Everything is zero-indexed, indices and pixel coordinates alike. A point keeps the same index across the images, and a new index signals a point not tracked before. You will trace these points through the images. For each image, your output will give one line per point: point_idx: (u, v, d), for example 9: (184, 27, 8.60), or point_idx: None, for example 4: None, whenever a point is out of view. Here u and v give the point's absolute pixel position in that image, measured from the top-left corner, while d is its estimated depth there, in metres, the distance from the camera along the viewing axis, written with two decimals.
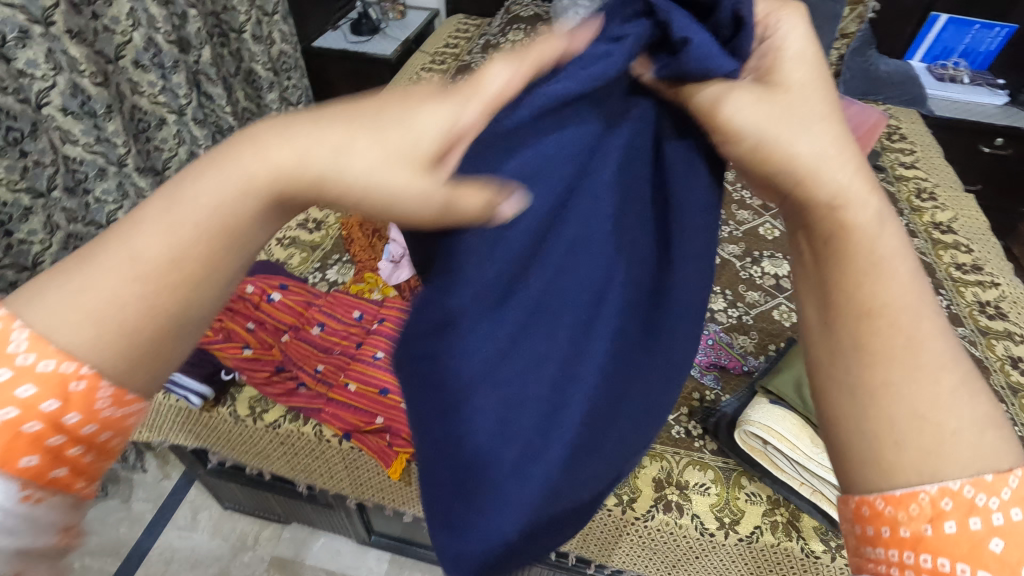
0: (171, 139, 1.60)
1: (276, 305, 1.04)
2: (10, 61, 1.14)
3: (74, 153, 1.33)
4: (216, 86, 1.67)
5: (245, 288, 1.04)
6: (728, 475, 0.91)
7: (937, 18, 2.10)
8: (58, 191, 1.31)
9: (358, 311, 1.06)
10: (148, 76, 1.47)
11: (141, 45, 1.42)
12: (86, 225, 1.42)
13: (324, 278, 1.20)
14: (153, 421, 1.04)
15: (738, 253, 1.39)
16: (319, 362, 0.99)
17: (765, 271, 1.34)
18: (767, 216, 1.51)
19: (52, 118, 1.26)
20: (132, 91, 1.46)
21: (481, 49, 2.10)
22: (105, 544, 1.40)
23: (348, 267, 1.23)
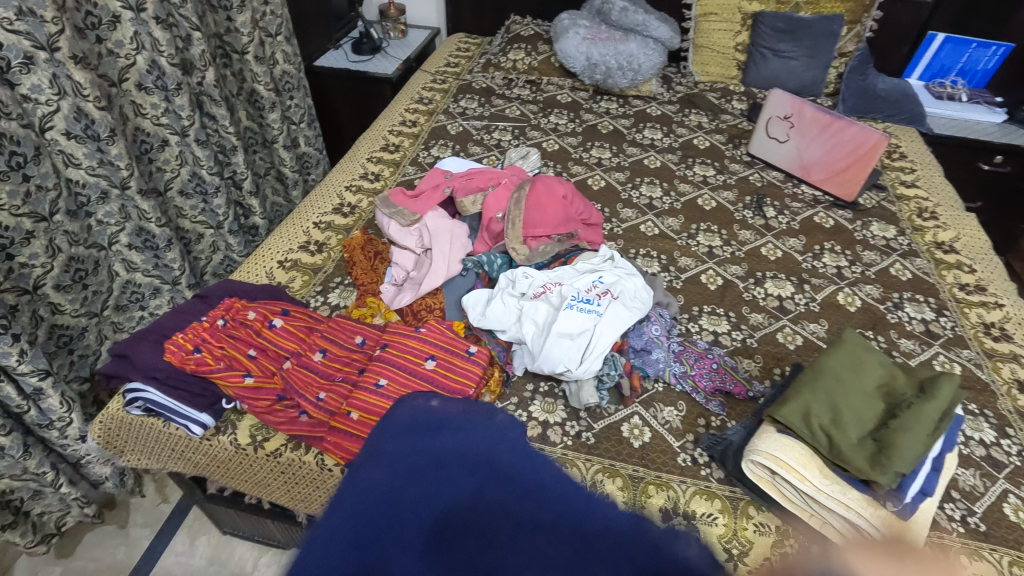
0: (173, 161, 1.59)
1: (278, 330, 1.03)
2: (15, 87, 1.16)
3: (77, 177, 1.33)
4: (219, 107, 1.67)
5: (246, 314, 1.03)
6: (736, 504, 0.90)
7: (934, 36, 2.13)
8: (61, 214, 1.31)
9: (359, 337, 1.06)
10: (151, 98, 1.47)
11: (144, 69, 1.43)
12: (87, 248, 1.41)
13: (326, 302, 1.19)
14: (153, 448, 1.02)
15: (741, 274, 1.39)
16: (320, 389, 0.98)
17: (768, 292, 1.34)
18: (769, 236, 1.51)
19: (55, 142, 1.26)
20: (136, 113, 1.47)
21: (481, 69, 2.12)
22: (102, 571, 1.38)
23: (349, 291, 1.22)
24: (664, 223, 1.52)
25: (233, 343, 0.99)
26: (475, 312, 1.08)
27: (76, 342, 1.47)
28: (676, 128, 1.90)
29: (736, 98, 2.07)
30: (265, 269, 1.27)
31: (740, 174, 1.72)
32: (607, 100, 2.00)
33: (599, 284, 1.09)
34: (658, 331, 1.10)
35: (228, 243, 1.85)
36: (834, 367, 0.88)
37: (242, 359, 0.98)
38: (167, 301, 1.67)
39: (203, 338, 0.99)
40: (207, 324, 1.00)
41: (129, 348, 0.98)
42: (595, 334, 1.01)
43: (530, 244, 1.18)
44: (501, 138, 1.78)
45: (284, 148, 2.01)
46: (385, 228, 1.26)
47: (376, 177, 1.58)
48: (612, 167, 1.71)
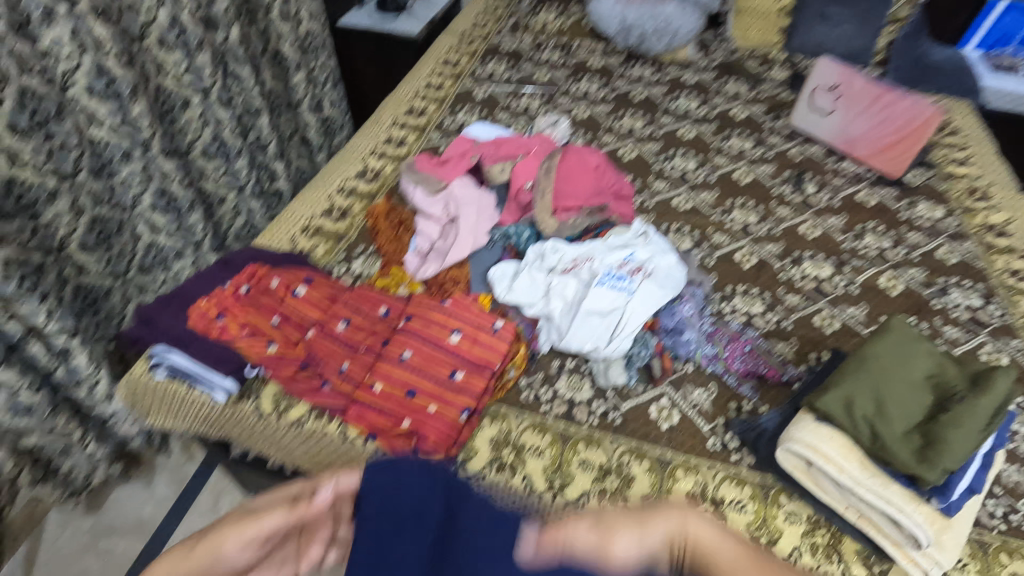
0: (195, 121, 1.56)
1: (302, 299, 1.01)
2: (35, 41, 1.14)
3: (99, 136, 1.31)
4: (243, 67, 1.62)
5: (270, 282, 1.02)
6: (766, 492, 0.87)
7: (997, 3, 1.98)
8: (84, 173, 1.30)
9: (383, 308, 1.04)
10: (173, 56, 1.44)
11: (165, 25, 1.39)
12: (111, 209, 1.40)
13: (349, 270, 1.17)
14: (178, 411, 1.02)
15: (777, 253, 1.34)
16: (344, 360, 0.97)
17: (806, 273, 1.29)
18: (808, 214, 1.44)
19: (77, 100, 1.24)
20: (157, 71, 1.44)
21: (510, 31, 2.04)
22: (131, 525, 1.42)
23: (373, 260, 1.19)
24: (697, 198, 1.46)
25: (257, 311, 0.98)
26: (503, 286, 1.06)
27: (102, 302, 1.48)
28: (713, 97, 1.81)
29: (777, 67, 1.96)
30: (287, 235, 1.25)
31: (779, 148, 1.63)
32: (640, 66, 1.91)
33: (631, 261, 1.05)
34: (690, 310, 1.06)
35: (250, 207, 1.83)
36: (880, 356, 0.83)
37: (266, 328, 0.96)
38: (190, 264, 1.66)
39: (227, 305, 0.97)
40: (231, 292, 0.99)
41: (153, 314, 0.97)
42: (626, 313, 0.97)
43: (559, 216, 1.14)
44: (529, 104, 1.71)
45: (308, 111, 1.97)
46: (409, 196, 1.21)
47: (401, 142, 1.53)
48: (644, 137, 1.64)
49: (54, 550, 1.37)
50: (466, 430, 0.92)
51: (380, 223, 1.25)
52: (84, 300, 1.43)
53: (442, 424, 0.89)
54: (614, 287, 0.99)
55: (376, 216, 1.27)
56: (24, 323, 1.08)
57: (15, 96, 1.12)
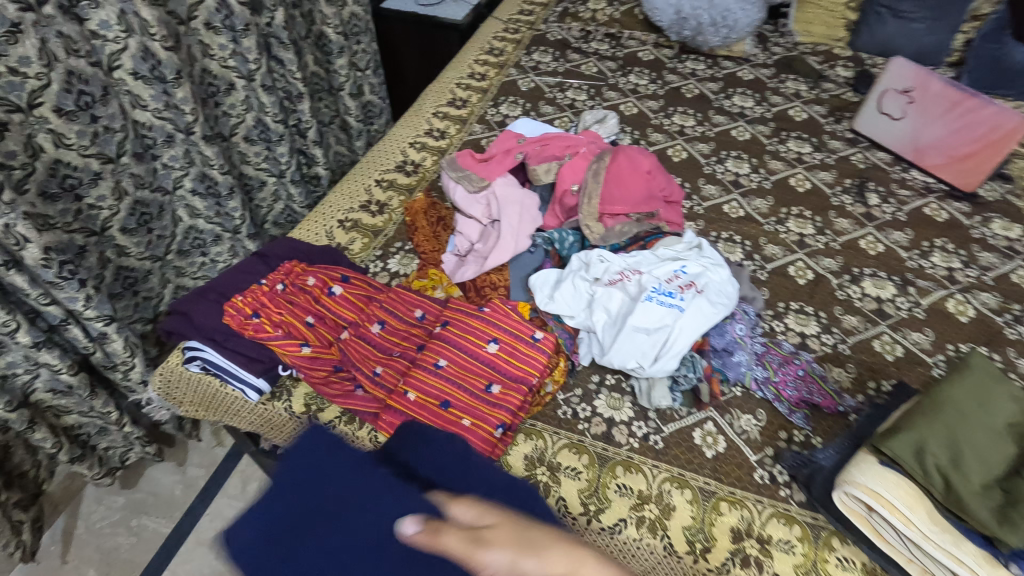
0: (239, 105, 1.55)
1: (337, 298, 0.99)
2: (83, 22, 1.13)
3: (143, 119, 1.30)
4: (287, 51, 1.59)
5: (306, 280, 0.99)
6: (818, 533, 0.81)
7: None
8: (127, 156, 1.30)
9: (419, 311, 1.01)
10: (219, 38, 1.42)
11: (213, 7, 1.37)
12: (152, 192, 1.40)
13: (385, 268, 1.15)
14: (209, 402, 1.01)
15: (835, 269, 1.26)
16: (378, 364, 0.94)
17: (866, 292, 1.20)
18: (870, 228, 1.35)
19: (123, 82, 1.23)
20: (203, 54, 1.42)
21: (558, 19, 1.96)
22: (163, 505, 1.45)
23: (410, 258, 1.17)
24: (750, 205, 1.38)
25: (292, 310, 0.96)
26: (543, 294, 1.01)
27: (141, 284, 1.49)
28: (770, 96, 1.71)
29: (840, 65, 1.85)
30: (325, 229, 1.23)
31: (840, 154, 1.54)
32: (694, 60, 1.82)
33: (681, 274, 0.98)
34: (743, 331, 0.99)
35: (289, 193, 1.82)
36: (957, 400, 0.76)
37: (301, 328, 0.94)
38: (228, 249, 1.66)
39: (262, 302, 0.95)
40: (267, 288, 0.97)
41: (187, 306, 0.96)
42: (675, 331, 0.92)
43: (606, 223, 1.09)
44: (575, 98, 1.64)
45: (348, 96, 1.94)
46: (450, 193, 1.17)
47: (442, 134, 1.49)
48: (695, 137, 1.56)
49: (88, 525, 1.40)
50: (500, 446, 0.89)
51: (419, 220, 1.21)
52: (123, 282, 1.44)
53: (476, 438, 0.86)
54: (663, 303, 0.93)
55: (414, 213, 1.23)
56: (63, 307, 1.09)
57: (62, 77, 1.11)
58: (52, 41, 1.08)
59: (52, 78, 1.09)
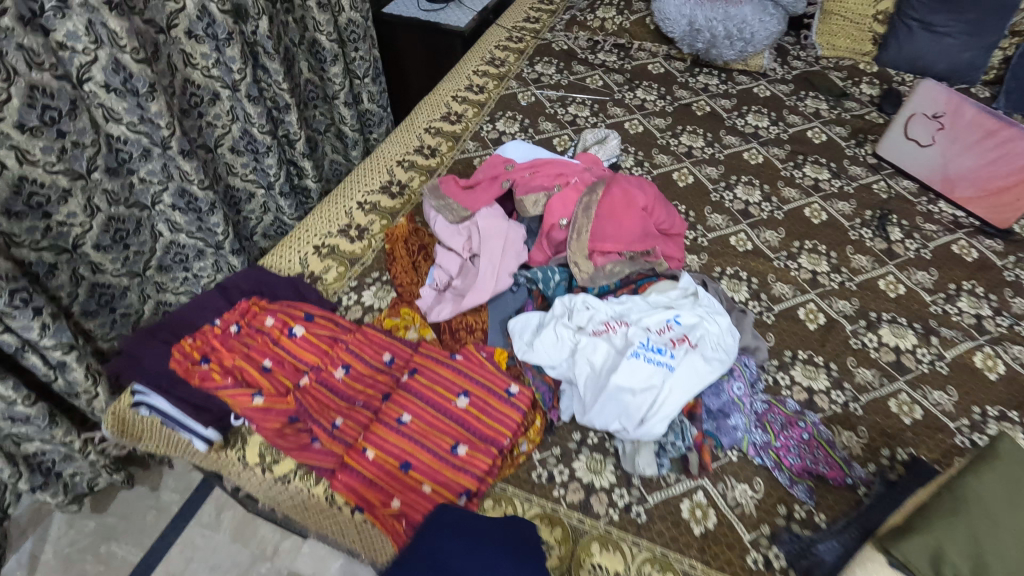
0: (224, 116, 1.49)
1: (298, 340, 0.92)
2: (49, 33, 1.07)
3: (117, 132, 1.24)
4: (275, 61, 1.52)
5: (264, 320, 0.92)
6: None
7: None
8: (99, 172, 1.24)
9: (388, 354, 0.93)
10: (202, 47, 1.36)
11: (193, 15, 1.31)
12: (128, 207, 1.35)
13: (359, 301, 1.07)
14: (167, 440, 0.95)
15: (850, 313, 1.15)
16: (338, 415, 0.87)
17: (883, 341, 1.10)
18: (890, 266, 1.24)
19: (94, 95, 1.17)
20: (185, 63, 1.37)
21: (565, 27, 1.86)
22: (134, 531, 1.39)
23: (386, 291, 1.09)
24: (759, 237, 1.28)
25: (247, 354, 0.89)
26: (521, 340, 0.93)
27: (119, 300, 1.44)
28: (787, 115, 1.59)
29: (865, 82, 1.73)
30: (299, 255, 1.15)
31: (861, 181, 1.42)
32: (706, 74, 1.71)
33: (673, 325, 0.89)
34: (741, 391, 0.89)
35: (279, 206, 1.76)
36: (989, 498, 0.66)
37: (255, 374, 0.87)
38: (212, 264, 1.60)
39: (215, 347, 0.89)
40: (221, 331, 0.91)
41: (135, 348, 0.90)
42: (662, 391, 0.82)
43: (595, 260, 1.00)
44: (577, 114, 1.55)
45: (344, 105, 1.87)
46: (430, 222, 1.09)
47: (432, 152, 1.40)
48: (703, 159, 1.46)
49: (56, 550, 1.36)
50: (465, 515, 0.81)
51: (398, 249, 1.13)
52: (99, 299, 1.39)
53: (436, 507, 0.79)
54: (649, 359, 0.83)
55: (395, 241, 1.16)
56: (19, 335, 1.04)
57: (24, 91, 1.05)
58: (11, 54, 1.02)
59: (12, 93, 1.04)
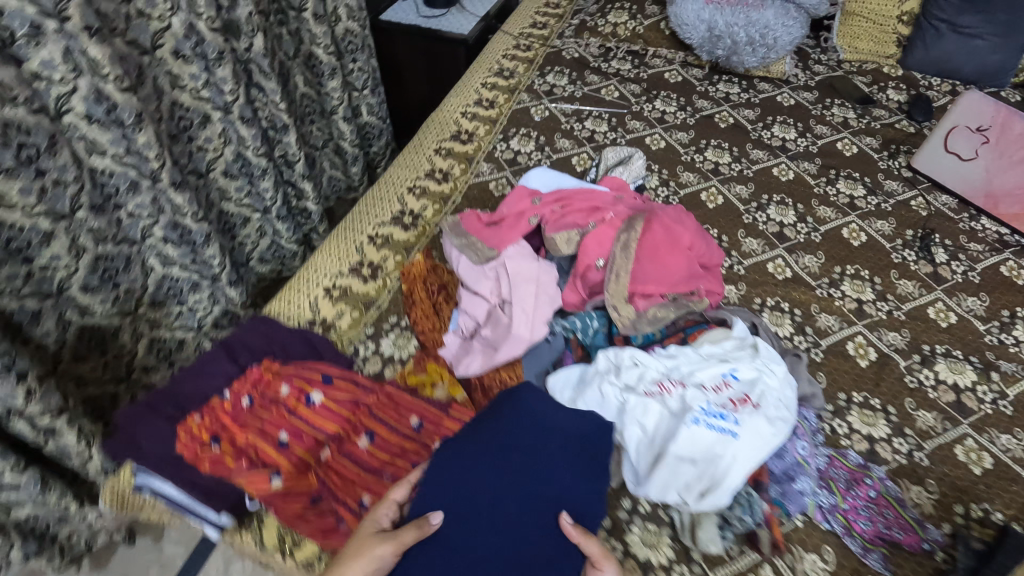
0: (215, 139, 1.38)
1: (317, 409, 0.82)
2: (22, 64, 0.96)
3: (102, 166, 1.13)
4: (270, 79, 1.41)
5: (278, 389, 0.83)
6: None
7: None
8: (84, 211, 1.13)
9: (416, 418, 0.83)
10: (190, 68, 1.25)
11: (180, 34, 1.19)
12: (116, 245, 1.24)
13: (377, 352, 0.98)
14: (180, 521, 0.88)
15: (901, 346, 1.08)
16: (365, 491, 0.77)
17: (940, 379, 1.03)
18: (938, 292, 1.17)
19: (75, 128, 1.06)
20: (172, 85, 1.25)
21: (574, 33, 1.76)
22: None
23: (406, 338, 1.00)
24: (798, 263, 1.20)
25: (261, 429, 0.79)
26: (562, 398, 0.84)
27: (109, 342, 1.33)
28: (814, 125, 1.51)
29: (891, 87, 1.64)
30: (307, 299, 1.06)
31: (898, 197, 1.35)
32: (727, 81, 1.63)
33: (731, 380, 0.81)
34: (805, 452, 0.83)
35: (276, 229, 1.65)
36: None
37: (271, 450, 0.77)
38: (207, 296, 1.49)
39: (224, 424, 0.79)
40: (231, 405, 0.80)
41: (133, 429, 0.79)
42: (726, 460, 0.74)
43: (636, 304, 0.92)
44: (595, 129, 1.46)
45: (342, 120, 1.76)
46: (452, 263, 0.99)
47: (444, 176, 1.31)
48: (732, 177, 1.37)
49: None
50: None
51: (417, 291, 1.04)
52: (89, 341, 1.28)
53: None
54: (710, 424, 0.76)
55: (413, 281, 1.06)
56: None
57: None
58: None
59: None
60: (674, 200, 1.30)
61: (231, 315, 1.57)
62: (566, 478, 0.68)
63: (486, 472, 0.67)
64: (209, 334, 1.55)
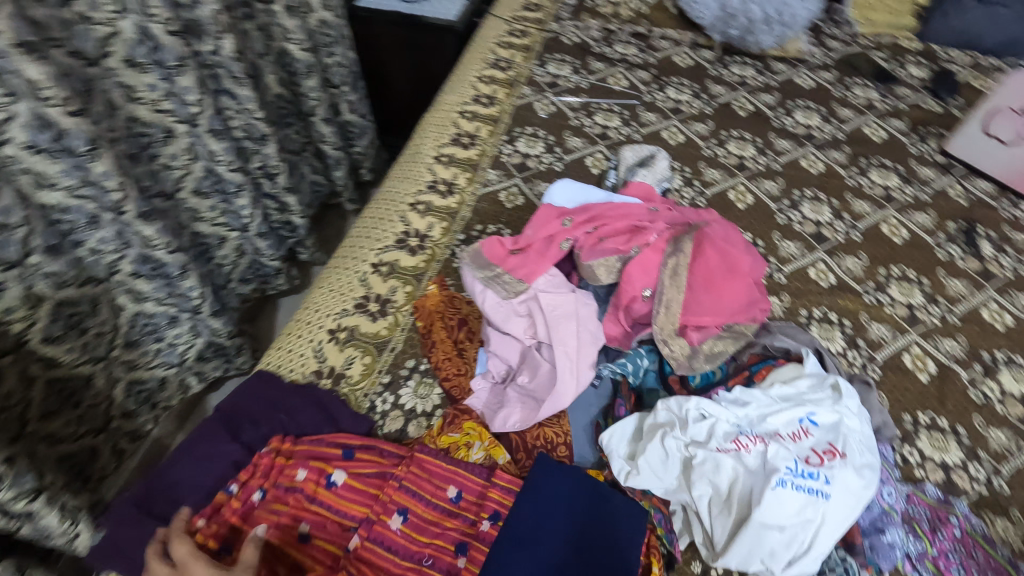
0: (182, 155, 1.19)
1: (339, 492, 0.72)
2: None
3: (53, 201, 0.97)
4: (241, 84, 1.25)
5: (294, 472, 0.72)
6: None
7: None
8: (37, 254, 0.97)
9: (453, 488, 0.73)
10: (146, 77, 1.06)
11: (132, 39, 1.01)
12: (79, 287, 1.07)
13: (397, 405, 0.86)
14: None
15: (960, 355, 1.00)
16: None
17: (1005, 390, 0.96)
18: (989, 290, 1.09)
19: (16, 160, 0.89)
20: (127, 97, 1.06)
21: (572, 15, 1.62)
22: None
23: (428, 386, 0.88)
24: (841, 267, 1.12)
25: (279, 527, 0.69)
26: (619, 455, 0.74)
27: (83, 393, 1.16)
28: (838, 108, 1.41)
29: (912, 62, 1.54)
30: (311, 345, 0.93)
31: (935, 185, 1.26)
32: (741, 64, 1.51)
33: (810, 427, 0.72)
34: (892, 498, 0.75)
35: (257, 247, 1.46)
36: None
37: (293, 552, 0.68)
38: (188, 330, 1.30)
39: (234, 527, 0.68)
40: (239, 501, 0.70)
41: (120, 535, 0.68)
42: (819, 524, 0.66)
43: (690, 338, 0.82)
44: (607, 125, 1.33)
45: (323, 122, 1.59)
46: (476, 297, 0.87)
47: (449, 188, 1.18)
48: (759, 172, 1.27)
49: None
50: None
51: (436, 329, 0.92)
52: (60, 396, 1.11)
53: None
54: (798, 484, 0.66)
55: (428, 317, 0.94)
56: None
57: None
58: None
59: None
60: (701, 202, 1.19)
61: (216, 347, 1.41)
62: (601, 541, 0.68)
63: (531, 513, 0.69)
64: (193, 369, 1.38)
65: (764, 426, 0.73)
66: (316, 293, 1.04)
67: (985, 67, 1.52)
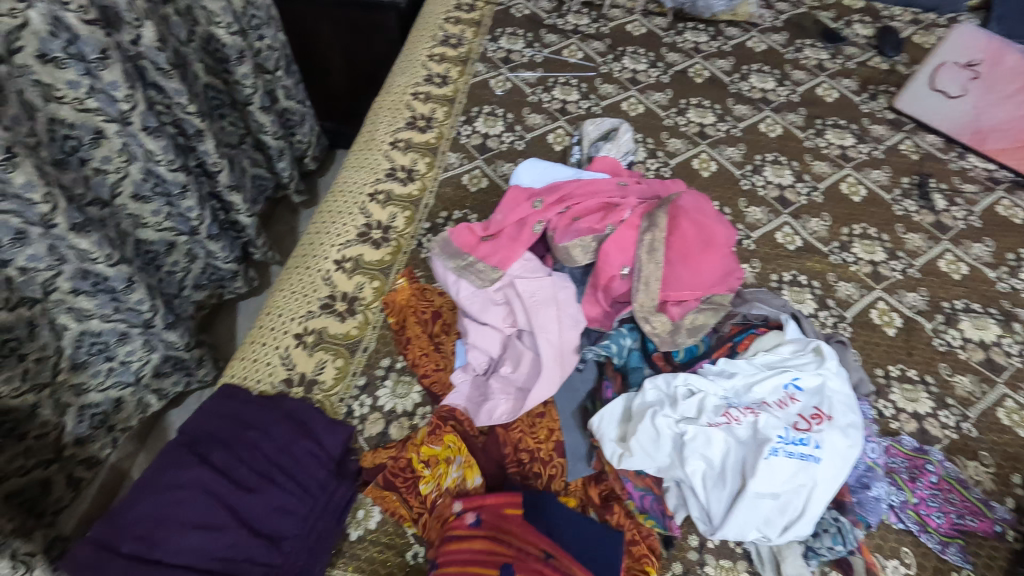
0: (115, 157, 1.08)
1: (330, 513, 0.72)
2: None
3: None
4: (172, 76, 1.14)
5: (274, 496, 0.71)
6: None
7: None
8: None
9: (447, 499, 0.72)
10: (66, 73, 0.94)
11: (43, 31, 0.89)
12: (12, 310, 0.96)
13: (376, 407, 0.82)
14: None
15: (923, 306, 1.03)
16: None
17: (967, 337, 0.99)
18: (946, 242, 1.12)
19: None
20: (45, 98, 0.95)
21: None
22: None
23: (407, 385, 0.84)
24: (807, 229, 1.13)
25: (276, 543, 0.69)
26: (610, 438, 0.72)
27: (29, 424, 1.06)
28: (791, 70, 1.42)
29: (857, 21, 1.56)
30: (277, 352, 0.88)
31: (887, 142, 1.28)
32: (693, 30, 1.50)
33: (795, 392, 0.72)
34: (876, 454, 0.77)
35: (208, 251, 1.36)
36: None
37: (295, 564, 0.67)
38: (141, 345, 1.21)
39: (220, 558, 0.65)
40: (223, 530, 0.66)
41: None
42: (813, 488, 0.66)
43: (670, 313, 0.80)
44: (566, 99, 1.30)
45: (260, 111, 1.46)
46: (449, 288, 0.84)
47: (409, 174, 1.12)
48: (720, 139, 1.27)
49: None
50: None
51: (409, 326, 0.88)
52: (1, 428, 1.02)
53: None
54: (790, 451, 0.67)
55: (400, 313, 0.90)
56: None
57: None
58: None
59: None
60: (666, 172, 1.19)
61: (175, 360, 1.32)
62: (566, 533, 0.67)
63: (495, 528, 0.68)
64: (150, 387, 1.31)
65: (752, 395, 0.73)
66: (277, 295, 0.98)
67: (925, 23, 1.55)
